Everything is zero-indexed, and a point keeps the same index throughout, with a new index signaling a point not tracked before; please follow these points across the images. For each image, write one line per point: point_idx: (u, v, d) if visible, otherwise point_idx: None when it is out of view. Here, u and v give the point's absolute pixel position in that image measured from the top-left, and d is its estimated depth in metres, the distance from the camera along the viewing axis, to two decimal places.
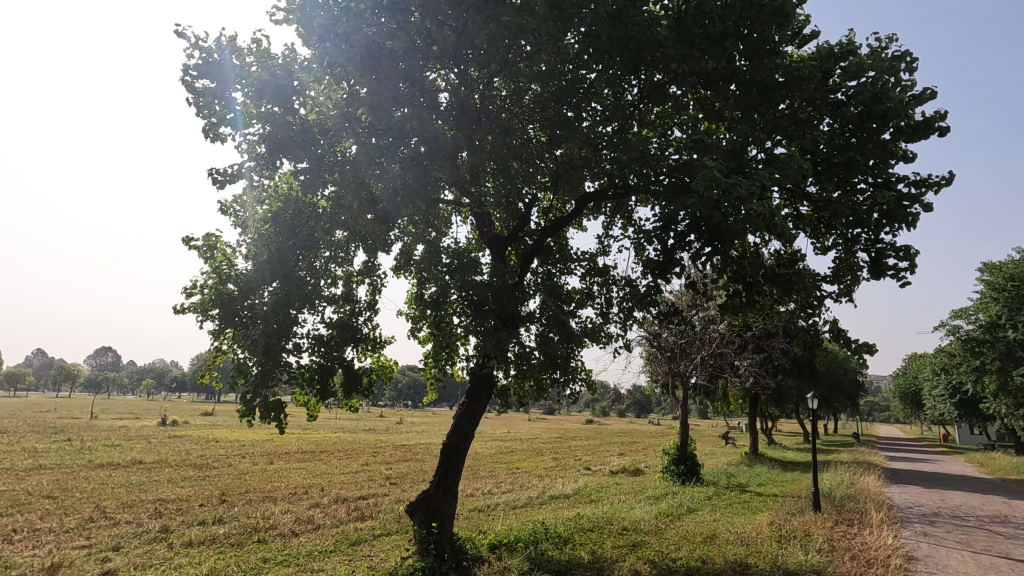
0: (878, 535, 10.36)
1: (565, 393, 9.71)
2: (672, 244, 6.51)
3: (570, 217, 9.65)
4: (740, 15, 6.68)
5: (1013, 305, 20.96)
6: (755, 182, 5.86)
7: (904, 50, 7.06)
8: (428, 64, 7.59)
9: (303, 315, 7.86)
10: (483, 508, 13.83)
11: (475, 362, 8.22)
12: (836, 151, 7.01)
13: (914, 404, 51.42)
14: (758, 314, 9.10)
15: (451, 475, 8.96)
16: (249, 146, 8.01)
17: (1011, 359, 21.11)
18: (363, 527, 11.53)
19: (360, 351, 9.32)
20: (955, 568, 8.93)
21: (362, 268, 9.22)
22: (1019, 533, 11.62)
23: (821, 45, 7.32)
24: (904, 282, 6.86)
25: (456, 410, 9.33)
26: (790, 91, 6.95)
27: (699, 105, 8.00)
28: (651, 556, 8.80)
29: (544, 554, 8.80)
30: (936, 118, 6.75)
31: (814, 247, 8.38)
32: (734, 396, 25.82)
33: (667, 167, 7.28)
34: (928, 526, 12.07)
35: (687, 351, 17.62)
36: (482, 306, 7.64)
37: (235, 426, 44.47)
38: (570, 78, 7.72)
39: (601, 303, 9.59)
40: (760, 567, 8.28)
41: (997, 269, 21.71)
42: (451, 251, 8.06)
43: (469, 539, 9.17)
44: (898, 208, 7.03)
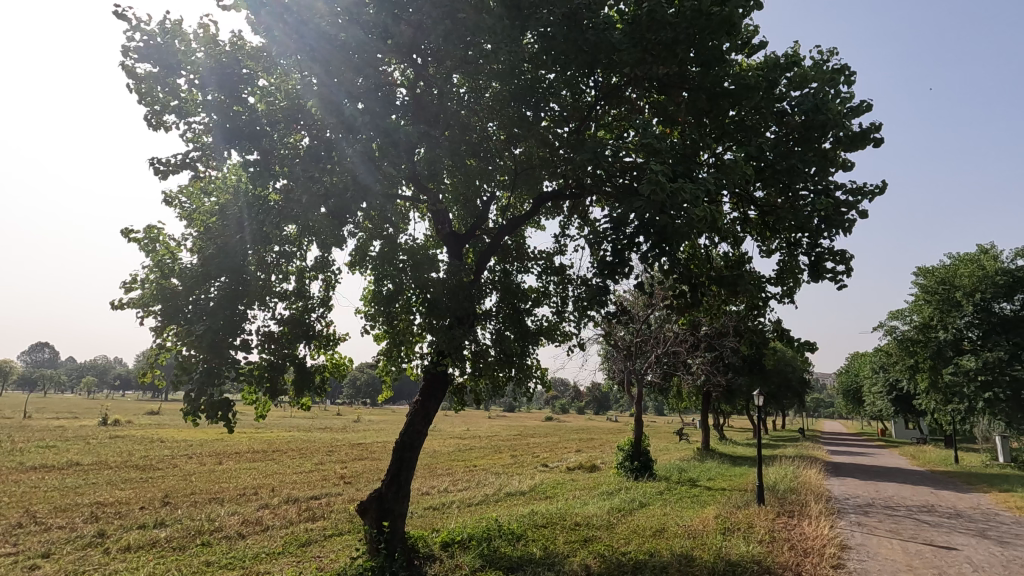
0: (816, 525, 10.88)
1: (520, 391, 9.78)
2: (623, 245, 6.66)
3: (527, 216, 9.69)
4: (691, 23, 6.74)
5: (944, 307, 22.28)
6: (700, 187, 6.05)
7: (843, 63, 7.39)
8: (385, 57, 7.48)
9: (253, 311, 7.64)
10: (438, 506, 13.78)
11: (430, 361, 8.41)
12: (780, 158, 7.29)
13: (855, 400, 54.25)
14: (707, 313, 9.37)
15: (402, 473, 8.88)
16: (194, 136, 7.75)
17: (940, 359, 22.26)
18: (314, 527, 11.33)
19: (313, 349, 9.13)
20: (884, 555, 9.45)
21: (316, 263, 9.03)
22: (943, 521, 12.39)
23: (768, 55, 7.62)
24: (841, 285, 7.22)
25: (410, 408, 9.21)
26: (737, 100, 7.21)
27: (653, 108, 8.17)
28: (600, 551, 8.95)
29: (496, 551, 8.84)
30: (871, 129, 7.12)
31: (760, 250, 8.68)
32: (688, 393, 26.59)
33: (620, 169, 7.42)
34: (862, 516, 12.73)
35: (643, 349, 18.05)
36: (438, 304, 7.56)
37: (181, 426, 42.61)
38: (531, 76, 7.60)
39: (557, 301, 9.66)
40: (704, 558, 8.54)
41: (930, 273, 23.05)
42: (407, 248, 7.99)
43: (421, 537, 9.13)
44: (836, 214, 7.36)
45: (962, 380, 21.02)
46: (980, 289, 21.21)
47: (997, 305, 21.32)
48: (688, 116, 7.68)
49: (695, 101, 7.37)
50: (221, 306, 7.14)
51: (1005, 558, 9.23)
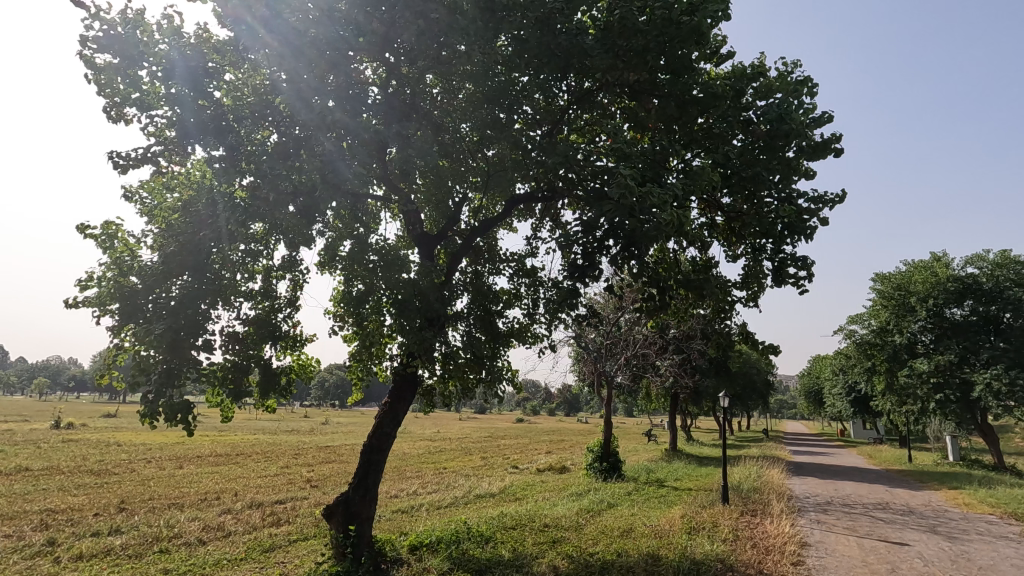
0: (778, 524, 11.18)
1: (490, 393, 9.76)
2: (593, 248, 6.73)
3: (499, 218, 9.69)
4: (661, 31, 6.86)
5: (899, 312, 23.21)
6: (667, 193, 6.18)
7: (806, 75, 7.63)
8: (357, 55, 7.39)
9: (216, 311, 7.42)
10: (407, 509, 13.64)
11: (399, 363, 8.31)
12: (746, 165, 7.49)
13: (816, 401, 56.04)
14: (675, 316, 9.53)
15: (370, 476, 8.78)
16: (157, 130, 7.52)
17: (896, 361, 23.32)
18: (279, 532, 11.09)
19: (279, 349, 8.93)
20: (841, 551, 9.76)
21: (283, 262, 8.85)
22: (897, 517, 12.89)
23: (736, 65, 7.83)
24: (803, 290, 7.43)
25: (378, 410, 9.10)
26: (706, 107, 7.39)
27: (625, 113, 8.29)
28: (569, 551, 9.00)
29: (465, 553, 8.80)
30: (832, 139, 7.36)
31: (726, 255, 8.85)
32: (656, 395, 27.00)
33: (591, 173, 7.51)
34: (821, 514, 13.16)
35: (613, 351, 18.25)
36: (408, 305, 7.50)
37: (140, 429, 41.17)
38: (504, 79, 7.60)
39: (528, 303, 9.68)
40: (670, 557, 8.67)
41: (886, 279, 23.81)
42: (378, 248, 7.92)
43: (389, 541, 9.02)
44: (799, 221, 7.58)
45: (916, 382, 22.02)
46: (934, 295, 21.89)
47: (949, 310, 21.91)
48: (658, 123, 7.83)
49: (665, 108, 7.52)
50: (182, 305, 6.89)
51: (954, 552, 9.64)
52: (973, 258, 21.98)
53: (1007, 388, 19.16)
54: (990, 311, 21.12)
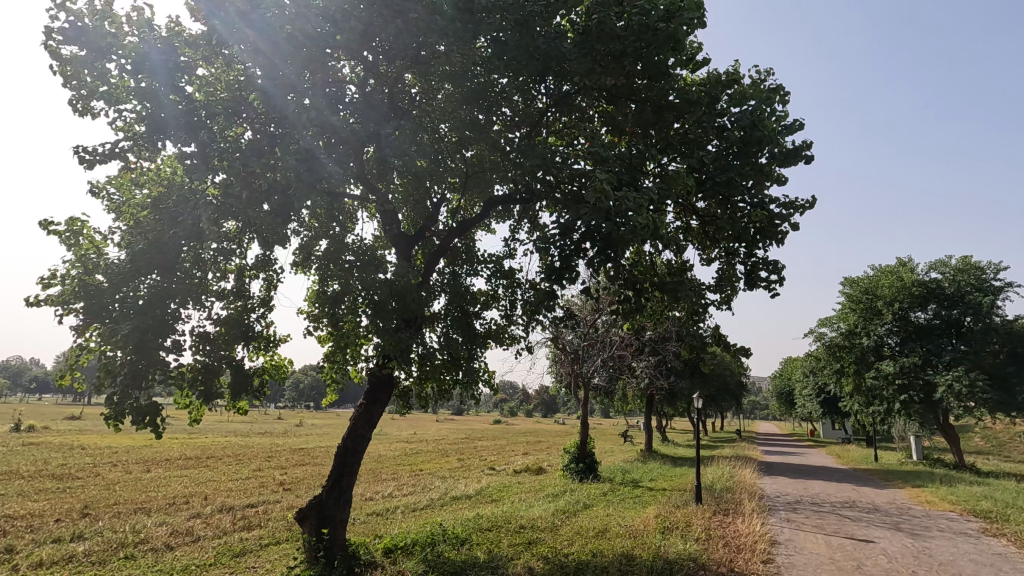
0: (749, 522, 11.40)
1: (467, 394, 9.73)
2: (570, 250, 6.76)
3: (477, 219, 9.69)
4: (638, 37, 6.95)
5: (866, 315, 23.85)
6: (642, 197, 6.26)
7: (778, 83, 7.81)
8: (334, 53, 7.32)
9: (186, 310, 7.25)
10: (382, 511, 13.52)
11: (375, 364, 8.23)
12: (719, 170, 7.63)
13: (787, 402, 57.27)
14: (651, 318, 9.64)
15: (344, 478, 8.68)
16: (126, 125, 7.34)
17: (863, 364, 23.97)
18: (249, 537, 10.88)
19: (252, 350, 8.78)
20: (809, 549, 10.00)
21: (256, 261, 8.69)
22: (863, 515, 13.25)
23: (711, 72, 7.99)
24: (774, 293, 7.60)
25: (353, 412, 9.00)
26: (681, 113, 7.52)
27: (603, 117, 8.38)
28: (544, 552, 9.03)
29: (440, 556, 8.76)
30: (803, 146, 7.55)
31: (700, 258, 8.99)
32: (632, 396, 27.26)
33: (568, 176, 7.56)
34: (791, 513, 13.44)
35: (590, 353, 18.38)
36: (384, 306, 7.43)
37: (105, 432, 39.95)
38: (483, 80, 7.60)
39: (506, 304, 9.68)
40: (644, 557, 8.77)
41: (854, 283, 24.47)
42: (355, 248, 7.87)
43: (363, 544, 8.93)
44: (771, 226, 7.75)
45: (882, 384, 22.66)
46: (899, 299, 22.58)
47: (913, 314, 22.76)
48: (635, 127, 7.93)
49: (641, 113, 7.65)
50: (151, 304, 6.69)
51: (916, 548, 9.95)
52: (936, 264, 22.74)
53: (966, 389, 19.87)
54: (951, 315, 21.86)
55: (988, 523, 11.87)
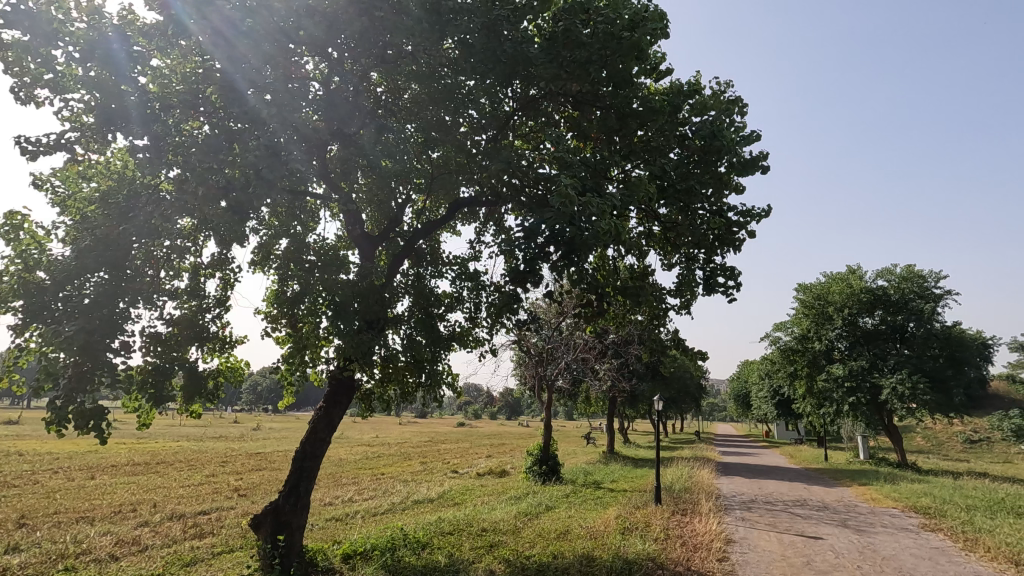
0: (705, 522, 11.68)
1: (430, 397, 9.65)
2: (534, 254, 6.78)
3: (442, 220, 9.62)
4: (604, 46, 7.06)
5: (818, 320, 24.79)
6: (605, 202, 6.38)
7: (737, 95, 8.08)
8: (298, 48, 7.17)
9: (137, 310, 6.94)
10: (341, 516, 13.25)
11: (336, 367, 8.06)
12: (680, 177, 7.82)
13: (743, 404, 59.03)
14: (613, 321, 9.77)
15: (302, 483, 8.47)
16: (73, 115, 7.01)
17: (815, 366, 24.91)
18: (201, 545, 10.50)
19: (206, 352, 8.48)
20: (762, 547, 10.33)
21: (213, 260, 8.44)
22: (813, 513, 13.77)
23: (673, 81, 8.18)
24: (730, 298, 7.83)
25: (312, 415, 8.80)
26: (643, 121, 7.70)
27: (568, 123, 8.47)
28: (505, 555, 9.03)
29: (400, 561, 8.65)
30: (760, 157, 7.81)
31: (661, 263, 9.17)
32: (595, 399, 27.58)
33: (533, 179, 7.63)
34: (746, 512, 13.85)
35: (554, 355, 18.50)
36: (346, 307, 7.29)
37: (45, 437, 37.83)
38: (450, 82, 7.58)
39: (470, 307, 9.64)
40: (604, 558, 8.88)
41: (808, 289, 25.41)
42: (317, 248, 7.78)
43: (321, 550, 8.74)
44: (728, 233, 7.99)
45: (832, 386, 23.59)
46: (848, 305, 23.58)
47: (862, 320, 23.87)
48: (599, 133, 8.07)
49: (605, 119, 7.82)
50: (98, 303, 6.34)
51: (861, 544, 10.40)
52: (883, 272, 23.85)
53: (909, 391, 20.92)
54: (896, 321, 23.03)
55: (927, 518, 12.53)
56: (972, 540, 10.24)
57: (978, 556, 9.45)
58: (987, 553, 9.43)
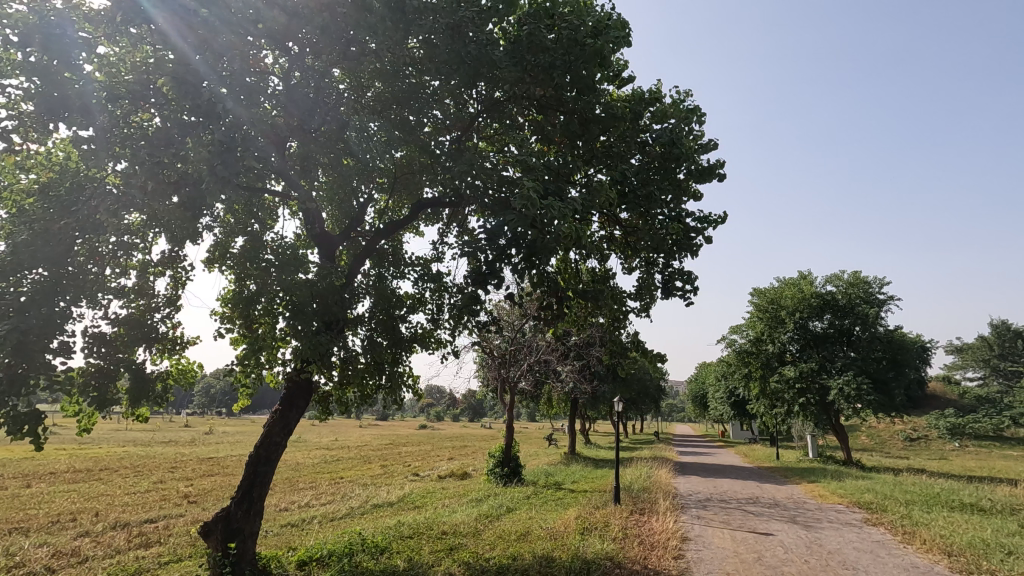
0: (662, 520, 11.94)
1: (390, 399, 9.52)
2: (495, 256, 6.78)
3: (405, 220, 9.51)
4: (567, 52, 7.17)
5: (771, 323, 25.70)
6: (566, 206, 6.47)
7: (696, 105, 8.30)
8: (257, 40, 7.00)
9: (78, 308, 6.61)
10: (297, 522, 12.91)
11: (293, 369, 7.84)
12: (641, 184, 7.99)
13: (700, 405, 60.64)
14: (575, 323, 9.86)
15: (256, 488, 8.22)
16: (12, 103, 6.63)
17: (768, 368, 25.76)
18: (146, 555, 10.06)
19: (155, 352, 8.15)
20: (716, 544, 10.62)
21: (163, 257, 8.12)
22: (765, 510, 14.25)
23: (635, 89, 8.38)
24: (688, 302, 8.00)
25: (268, 418, 8.57)
26: (606, 126, 7.83)
27: (532, 127, 8.51)
28: (465, 558, 9.00)
29: (358, 566, 8.50)
30: (717, 165, 8.06)
31: (622, 267, 9.30)
32: (558, 401, 27.80)
33: (497, 181, 7.65)
34: (701, 510, 14.22)
35: (516, 357, 18.56)
36: (304, 308, 7.12)
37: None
38: (414, 81, 7.54)
39: (433, 308, 9.57)
40: (563, 558, 8.95)
41: (762, 293, 26.29)
42: (274, 246, 7.57)
43: (275, 557, 8.50)
44: (687, 238, 8.18)
45: (784, 387, 24.47)
46: (799, 309, 24.52)
47: (811, 323, 24.78)
48: (563, 137, 8.17)
49: (569, 124, 7.90)
50: (35, 301, 6.00)
51: (809, 539, 10.83)
52: (832, 278, 24.89)
53: (855, 392, 21.88)
54: (843, 324, 23.99)
55: (869, 513, 13.13)
56: (910, 533, 10.78)
57: (915, 548, 9.96)
58: (923, 545, 9.95)
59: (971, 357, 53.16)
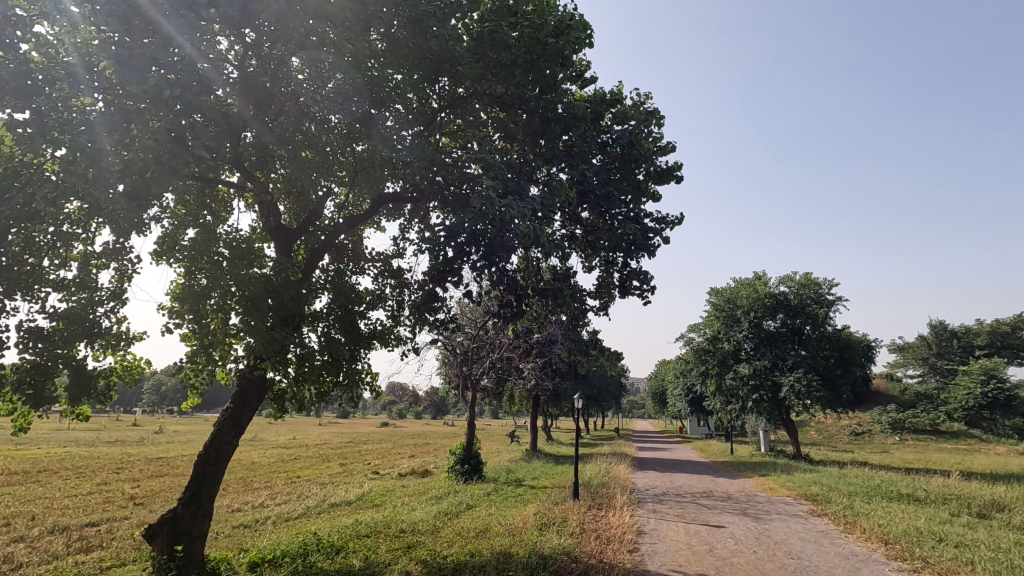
0: (619, 515, 12.17)
1: (348, 397, 9.34)
2: (452, 255, 6.77)
3: (365, 215, 9.33)
4: (527, 50, 7.30)
5: (728, 322, 26.51)
6: (525, 206, 6.50)
7: (655, 108, 8.46)
8: (210, 26, 6.76)
9: (11, 301, 6.24)
10: (250, 523, 12.56)
11: (246, 366, 7.61)
12: (601, 184, 8.10)
13: (660, 401, 62.04)
14: (534, 321, 9.89)
15: (204, 489, 7.97)
16: None
17: (724, 365, 26.54)
18: (86, 560, 9.64)
19: (97, 348, 7.76)
20: (669, 537, 10.89)
21: (106, 249, 7.75)
22: (718, 503, 14.71)
23: (596, 90, 8.54)
24: (645, 301, 8.10)
25: (218, 417, 8.31)
26: (567, 126, 7.89)
27: (495, 124, 8.48)
28: (422, 556, 8.93)
29: (312, 566, 8.34)
30: (675, 167, 8.24)
31: (583, 265, 9.34)
32: (520, 398, 27.94)
33: (457, 178, 7.66)
34: (658, 504, 14.56)
35: (479, 354, 18.54)
36: (258, 303, 6.95)
37: None
38: (376, 75, 7.15)
39: (393, 305, 9.41)
40: (520, 554, 9.01)
41: (719, 293, 27.07)
42: (228, 239, 7.36)
43: (224, 560, 8.26)
44: (645, 238, 8.29)
45: (739, 384, 25.27)
46: (754, 308, 25.37)
47: (765, 322, 25.62)
48: (526, 136, 8.19)
49: (530, 123, 7.95)
50: None
51: (757, 530, 11.22)
52: (785, 278, 25.81)
53: (804, 389, 22.76)
54: (795, 324, 24.86)
55: (815, 504, 13.72)
56: (851, 523, 11.31)
57: (855, 537, 10.46)
58: (863, 534, 10.46)
59: (911, 356, 56.15)
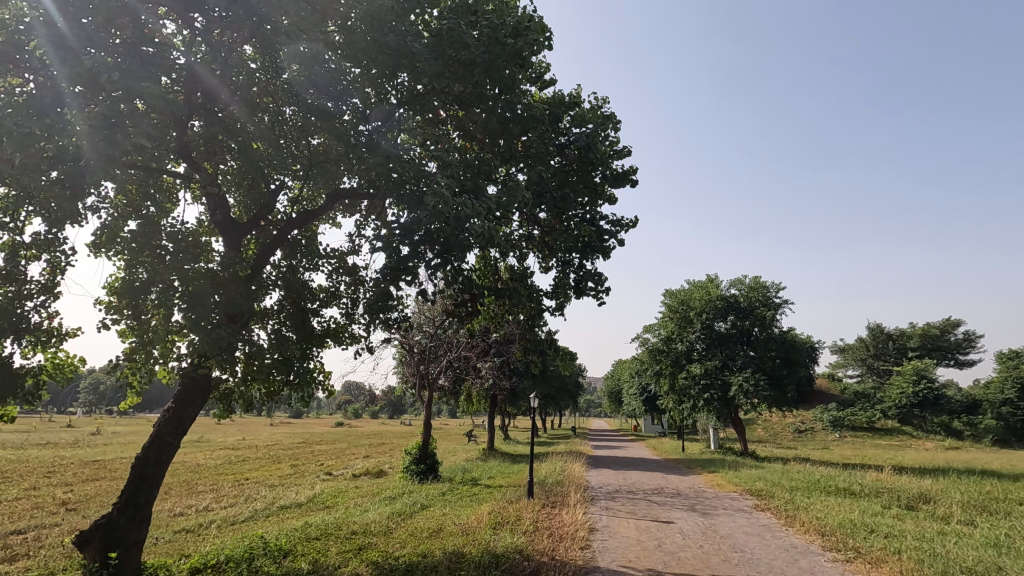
0: (572, 513, 12.33)
1: (299, 397, 9.10)
2: (407, 253, 6.68)
3: (319, 211, 9.12)
4: (488, 48, 7.21)
5: (681, 323, 27.27)
6: (480, 206, 6.48)
7: (612, 112, 8.61)
8: (154, 8, 6.45)
9: None
10: (193, 527, 12.08)
11: (190, 364, 7.19)
12: (558, 185, 8.20)
13: (615, 400, 63.18)
14: (490, 319, 9.89)
15: (142, 493, 7.62)
16: None
17: (676, 365, 27.07)
18: (11, 570, 9.05)
19: (26, 344, 7.30)
20: (620, 533, 11.11)
21: (38, 239, 7.30)
22: (668, 499, 15.11)
23: (555, 92, 8.61)
24: (600, 302, 8.21)
25: (159, 417, 7.94)
26: (525, 127, 7.92)
27: (454, 122, 8.46)
28: (373, 558, 8.82)
29: (258, 571, 8.10)
30: (629, 171, 8.41)
31: (540, 266, 9.38)
32: (477, 397, 27.91)
33: (414, 175, 7.57)
34: (610, 501, 14.83)
35: (436, 353, 18.42)
36: (203, 300, 6.56)
37: None
38: (333, 68, 7.07)
39: (347, 302, 9.23)
40: (472, 553, 9.01)
41: (673, 295, 27.77)
42: (172, 232, 7.06)
43: (163, 566, 7.92)
44: (600, 240, 8.44)
45: (691, 383, 25.99)
46: (706, 310, 26.21)
47: (716, 323, 26.49)
48: (484, 135, 8.21)
49: (488, 122, 7.94)
50: None
51: (704, 525, 11.60)
52: (735, 281, 26.73)
53: (752, 388, 23.62)
54: (744, 325, 25.78)
55: (759, 499, 14.29)
56: (791, 516, 11.81)
57: (795, 530, 10.94)
58: (802, 527, 10.96)
59: (850, 357, 58.98)
